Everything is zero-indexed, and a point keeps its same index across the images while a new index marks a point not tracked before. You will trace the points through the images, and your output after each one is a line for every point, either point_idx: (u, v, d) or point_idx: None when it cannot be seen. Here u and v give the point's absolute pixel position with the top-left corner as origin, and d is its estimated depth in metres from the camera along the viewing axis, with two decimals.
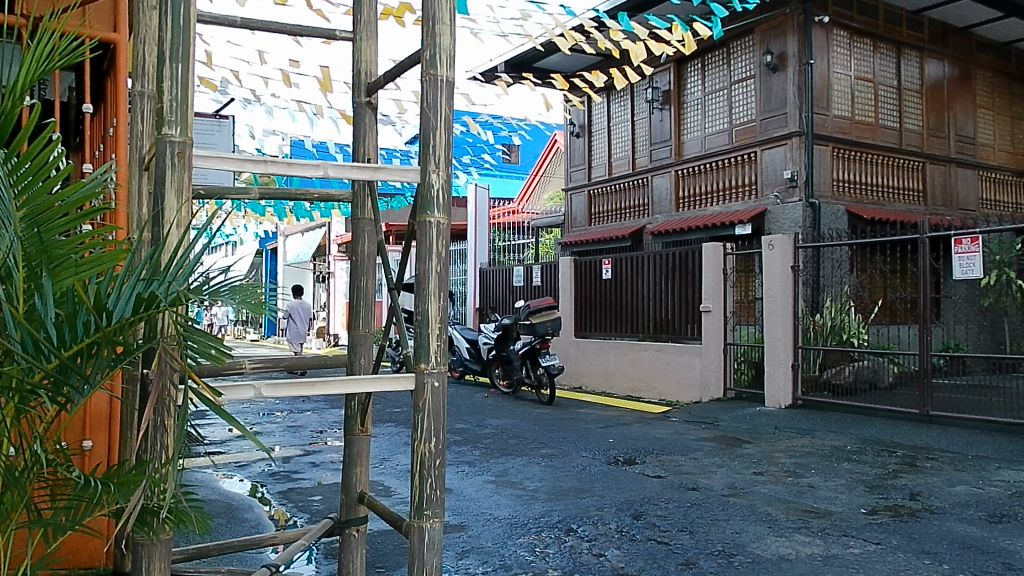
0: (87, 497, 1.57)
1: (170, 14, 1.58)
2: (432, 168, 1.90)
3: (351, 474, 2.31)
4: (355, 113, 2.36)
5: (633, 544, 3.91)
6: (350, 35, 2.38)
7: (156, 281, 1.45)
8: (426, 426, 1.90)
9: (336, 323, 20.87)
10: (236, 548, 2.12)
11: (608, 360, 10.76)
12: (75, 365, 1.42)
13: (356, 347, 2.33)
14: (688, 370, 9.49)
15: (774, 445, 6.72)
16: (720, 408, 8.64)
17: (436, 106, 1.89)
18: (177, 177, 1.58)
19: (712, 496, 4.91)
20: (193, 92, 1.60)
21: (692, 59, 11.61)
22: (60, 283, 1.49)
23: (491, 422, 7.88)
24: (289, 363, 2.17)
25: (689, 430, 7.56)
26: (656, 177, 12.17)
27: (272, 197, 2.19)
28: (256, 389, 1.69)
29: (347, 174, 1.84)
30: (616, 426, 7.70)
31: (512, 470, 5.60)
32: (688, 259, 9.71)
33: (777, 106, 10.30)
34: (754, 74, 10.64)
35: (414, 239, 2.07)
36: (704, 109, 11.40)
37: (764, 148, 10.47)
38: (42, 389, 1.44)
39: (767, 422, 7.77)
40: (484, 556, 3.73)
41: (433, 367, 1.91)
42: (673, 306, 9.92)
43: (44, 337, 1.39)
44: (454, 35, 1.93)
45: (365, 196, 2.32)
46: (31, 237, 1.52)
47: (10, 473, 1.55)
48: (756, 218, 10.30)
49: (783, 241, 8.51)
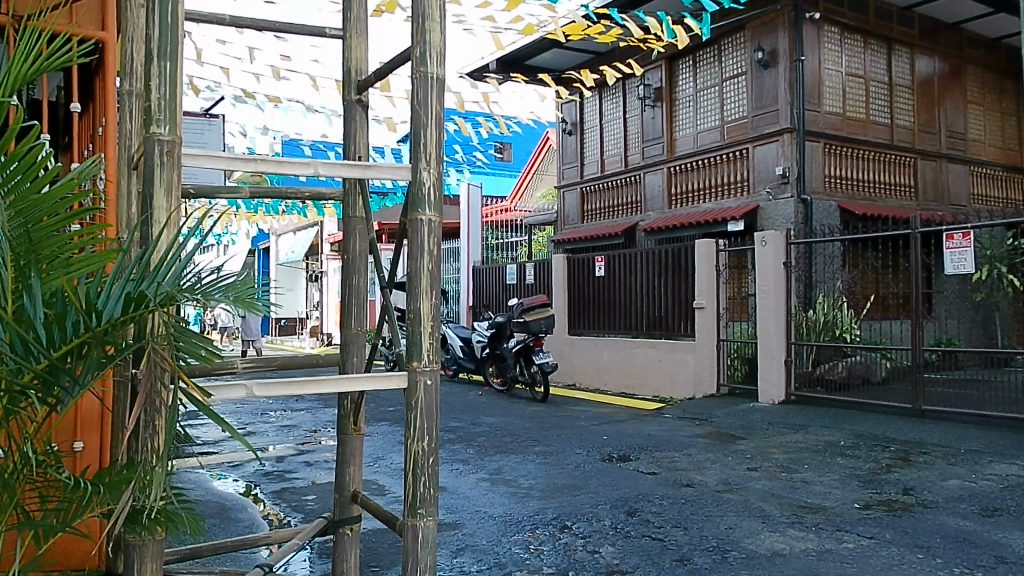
0: (78, 498, 1.57)
1: (158, 11, 1.57)
2: (424, 165, 1.89)
3: (345, 472, 2.30)
4: (346, 111, 2.35)
5: (627, 540, 3.92)
6: (339, 32, 2.37)
7: (147, 280, 1.44)
8: (419, 425, 1.90)
9: (330, 322, 20.81)
10: (229, 548, 2.11)
11: (601, 357, 10.78)
12: (65, 366, 1.42)
13: (349, 345, 2.33)
14: (681, 367, 9.50)
15: (768, 440, 6.74)
16: (714, 404, 8.67)
17: (427, 103, 1.89)
18: (166, 175, 1.57)
19: (706, 492, 4.92)
20: (182, 90, 1.59)
21: (684, 56, 11.63)
22: (48, 283, 1.48)
23: (485, 420, 7.88)
24: (281, 362, 2.17)
25: (683, 426, 7.58)
26: (648, 174, 12.18)
27: (263, 196, 2.18)
28: (248, 389, 1.68)
29: (338, 173, 1.83)
30: (610, 423, 7.72)
31: (506, 468, 5.61)
32: (681, 256, 9.71)
33: (768, 103, 10.33)
34: (746, 71, 10.66)
35: (404, 237, 2.06)
36: (696, 106, 11.41)
37: (756, 145, 10.49)
38: (32, 390, 1.44)
39: (761, 418, 7.80)
40: (479, 553, 3.73)
41: (425, 366, 1.90)
42: (667, 303, 9.93)
43: (33, 338, 1.39)
44: (444, 32, 1.92)
45: (356, 194, 2.31)
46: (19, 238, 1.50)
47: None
48: (748, 214, 10.31)
49: (776, 238, 8.51)
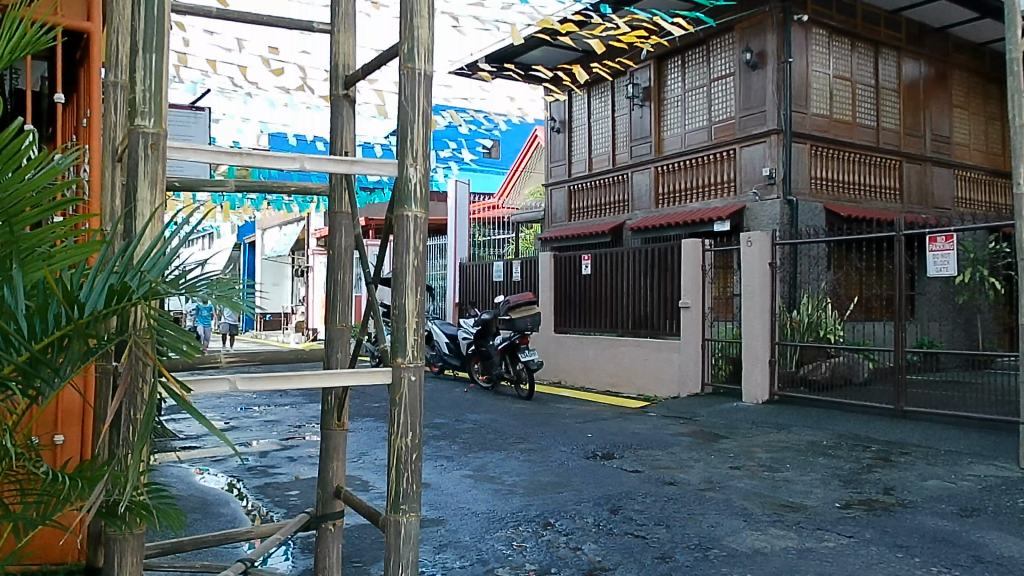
0: (58, 492, 1.54)
1: (143, 5, 1.56)
2: (410, 161, 1.89)
3: (328, 467, 2.29)
4: (333, 106, 2.35)
5: (610, 537, 3.93)
6: (327, 27, 2.36)
7: (130, 273, 1.44)
8: (402, 420, 1.90)
9: (315, 317, 20.68)
10: (212, 542, 2.10)
11: (587, 355, 10.81)
12: (46, 358, 1.41)
13: (334, 341, 2.32)
14: (666, 366, 9.55)
15: (750, 440, 6.78)
16: (698, 403, 8.70)
17: (414, 99, 1.89)
18: (151, 168, 1.56)
19: (688, 490, 4.95)
20: (168, 82, 1.58)
21: (673, 56, 11.66)
22: (30, 275, 1.47)
23: (469, 417, 7.88)
24: (264, 357, 2.16)
25: (667, 425, 7.60)
26: (636, 174, 12.20)
27: (249, 189, 2.17)
28: (232, 382, 1.67)
29: (324, 167, 1.81)
30: (594, 422, 7.72)
31: (490, 465, 5.61)
32: (668, 255, 9.76)
33: (755, 104, 10.38)
34: (733, 72, 10.72)
35: (390, 233, 2.06)
36: (684, 106, 11.46)
37: (743, 146, 10.55)
38: (12, 381, 1.42)
39: (745, 418, 7.83)
40: (461, 550, 3.73)
41: (409, 362, 1.91)
42: (652, 302, 9.96)
43: (15, 330, 1.38)
44: (432, 28, 1.93)
45: (342, 189, 2.30)
46: None
47: None
48: (735, 214, 10.35)
49: (762, 238, 8.56)
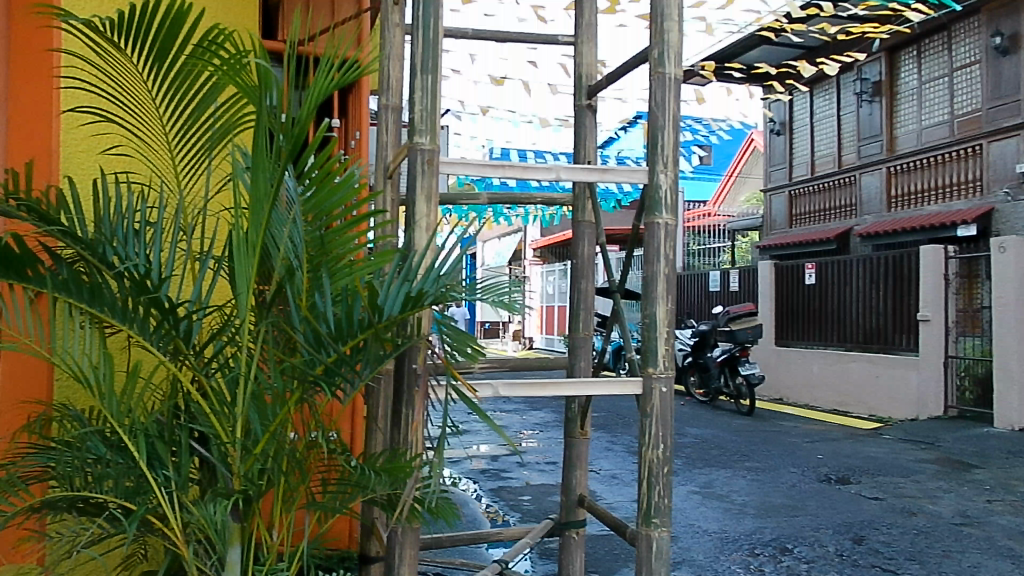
0: (355, 481, 1.67)
1: (422, 26, 1.64)
2: (660, 168, 1.85)
3: (571, 475, 2.30)
4: (576, 117, 2.39)
5: (856, 570, 3.62)
6: (570, 39, 2.38)
7: (420, 281, 1.52)
8: (653, 432, 1.86)
9: (531, 327, 21.29)
10: (466, 541, 2.18)
11: (811, 370, 10.17)
12: (350, 357, 1.55)
13: (577, 349, 2.32)
14: (902, 385, 8.72)
15: (1012, 472, 5.99)
16: (942, 427, 7.86)
17: (664, 105, 1.85)
18: (426, 183, 1.63)
19: (942, 524, 4.45)
20: (440, 100, 1.66)
21: (907, 46, 10.70)
22: (337, 282, 1.63)
23: (690, 431, 7.68)
24: (513, 363, 2.22)
25: (908, 450, 6.93)
26: (864, 175, 11.31)
27: (500, 202, 2.24)
28: (495, 388, 1.73)
29: (576, 177, 1.85)
30: (824, 442, 7.22)
31: (716, 482, 5.41)
32: (903, 263, 8.91)
33: (1008, 93, 9.22)
34: (980, 58, 9.61)
35: (638, 241, 2.05)
36: (920, 100, 10.47)
37: (992, 140, 9.40)
38: (321, 380, 1.58)
39: (1001, 446, 6.94)
40: (696, 568, 3.62)
41: (661, 372, 1.86)
42: (886, 314, 9.16)
43: (326, 331, 1.53)
44: (682, 31, 1.88)
45: (585, 199, 2.32)
46: (313, 239, 1.65)
47: (296, 456, 1.70)
48: (983, 217, 9.23)
49: (1018, 243, 7.58)
